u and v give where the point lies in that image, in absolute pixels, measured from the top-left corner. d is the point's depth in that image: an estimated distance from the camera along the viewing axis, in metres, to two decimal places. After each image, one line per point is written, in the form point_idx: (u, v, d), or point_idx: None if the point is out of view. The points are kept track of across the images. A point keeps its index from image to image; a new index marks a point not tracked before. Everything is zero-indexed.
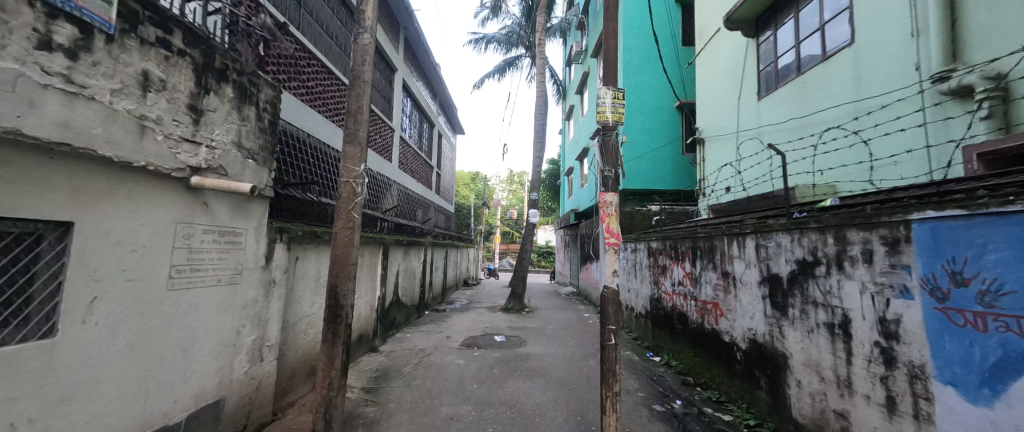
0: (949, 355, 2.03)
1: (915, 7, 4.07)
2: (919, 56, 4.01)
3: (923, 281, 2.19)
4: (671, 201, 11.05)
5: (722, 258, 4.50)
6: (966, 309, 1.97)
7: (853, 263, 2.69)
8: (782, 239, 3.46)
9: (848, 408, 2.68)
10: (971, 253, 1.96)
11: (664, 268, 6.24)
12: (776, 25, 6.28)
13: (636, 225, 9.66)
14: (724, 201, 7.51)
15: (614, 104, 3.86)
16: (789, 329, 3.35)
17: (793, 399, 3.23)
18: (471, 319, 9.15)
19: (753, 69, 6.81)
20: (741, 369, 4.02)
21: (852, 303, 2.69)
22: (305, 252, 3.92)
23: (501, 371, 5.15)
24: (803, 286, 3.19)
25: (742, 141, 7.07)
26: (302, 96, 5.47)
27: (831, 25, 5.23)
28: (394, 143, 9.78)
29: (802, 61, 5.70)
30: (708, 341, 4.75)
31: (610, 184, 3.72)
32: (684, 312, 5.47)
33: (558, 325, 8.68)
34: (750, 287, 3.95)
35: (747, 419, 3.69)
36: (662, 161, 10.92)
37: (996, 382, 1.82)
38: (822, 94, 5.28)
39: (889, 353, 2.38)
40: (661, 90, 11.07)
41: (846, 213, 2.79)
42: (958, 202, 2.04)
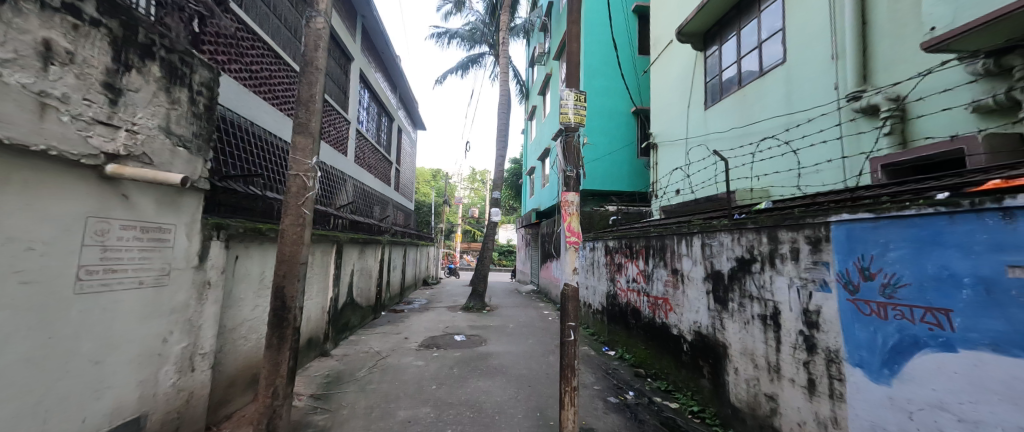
0: (858, 340, 2.30)
1: (835, 32, 4.57)
2: (838, 77, 4.52)
3: (838, 276, 2.47)
4: (627, 202, 11.54)
5: (672, 256, 4.78)
6: (871, 300, 2.25)
7: (783, 261, 2.96)
8: (724, 238, 3.74)
9: (776, 391, 2.96)
10: (876, 250, 2.24)
11: (620, 266, 6.50)
12: (722, 41, 6.74)
13: (594, 224, 9.98)
14: (674, 202, 7.98)
15: (576, 106, 3.95)
16: (728, 322, 3.63)
17: (731, 386, 3.51)
18: (429, 319, 8.95)
19: (701, 80, 7.29)
20: (687, 359, 4.31)
21: (781, 296, 2.97)
22: (246, 250, 3.61)
23: (462, 371, 5.09)
24: (741, 281, 3.47)
25: (691, 147, 7.56)
26: (245, 81, 5.04)
27: (767, 44, 5.74)
28: (350, 136, 9.33)
29: (743, 76, 6.19)
30: (658, 334, 5.03)
31: (572, 184, 3.81)
32: (637, 308, 5.75)
33: (518, 323, 8.75)
34: (696, 283, 4.23)
35: (692, 405, 3.97)
36: (619, 163, 11.37)
37: (893, 363, 2.09)
38: (759, 106, 5.78)
39: (812, 340, 2.66)
40: (619, 96, 11.54)
41: (778, 215, 3.08)
42: (867, 206, 2.31)
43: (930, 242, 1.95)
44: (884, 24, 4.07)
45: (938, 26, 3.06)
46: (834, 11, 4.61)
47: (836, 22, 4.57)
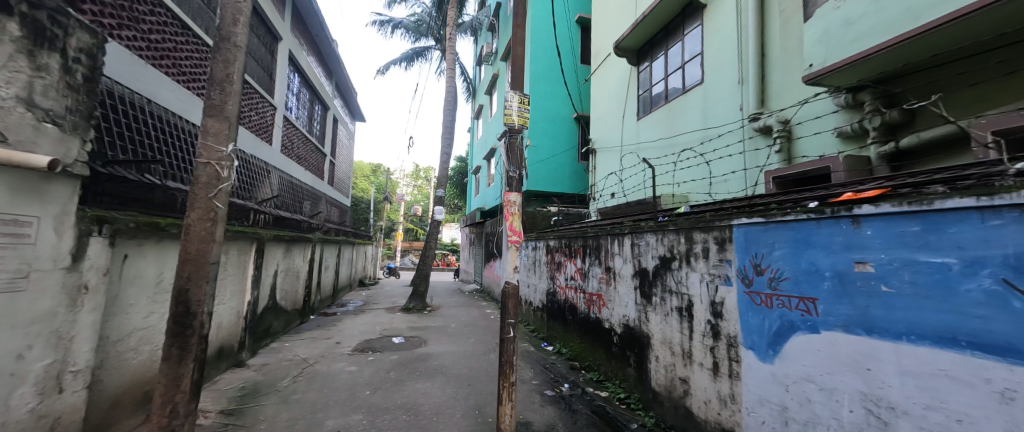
0: (751, 327, 2.68)
1: (742, 61, 5.24)
2: (743, 99, 5.19)
3: (738, 271, 2.86)
4: (567, 203, 12.04)
5: (606, 255, 5.11)
6: (761, 292, 2.63)
7: (696, 259, 3.33)
8: (650, 238, 4.09)
9: (688, 375, 3.32)
10: (765, 250, 2.62)
11: (560, 264, 6.78)
12: (652, 58, 7.34)
13: (536, 224, 10.27)
14: (609, 205, 8.52)
15: (520, 108, 4.05)
16: (652, 314, 3.98)
17: (652, 373, 3.87)
18: (365, 321, 8.51)
19: (634, 93, 7.89)
20: (616, 350, 4.64)
21: (694, 290, 3.33)
22: (138, 248, 3.11)
23: (399, 374, 4.92)
24: (663, 277, 3.82)
25: (625, 154, 8.13)
26: (141, 52, 4.35)
27: (689, 65, 6.39)
28: (275, 124, 8.47)
29: (669, 92, 6.83)
30: (592, 328, 5.35)
31: (514, 184, 3.88)
32: (574, 304, 6.05)
33: (460, 322, 8.67)
34: (626, 280, 4.56)
35: (619, 393, 4.31)
36: (561, 166, 11.81)
37: (776, 345, 2.48)
38: (681, 121, 6.43)
39: (717, 328, 3.03)
40: (562, 101, 12.00)
41: (693, 218, 3.45)
42: (759, 212, 2.70)
43: (803, 243, 2.35)
44: (778, 58, 4.79)
45: (815, 62, 3.64)
46: (741, 41, 5.28)
47: (742, 52, 5.26)
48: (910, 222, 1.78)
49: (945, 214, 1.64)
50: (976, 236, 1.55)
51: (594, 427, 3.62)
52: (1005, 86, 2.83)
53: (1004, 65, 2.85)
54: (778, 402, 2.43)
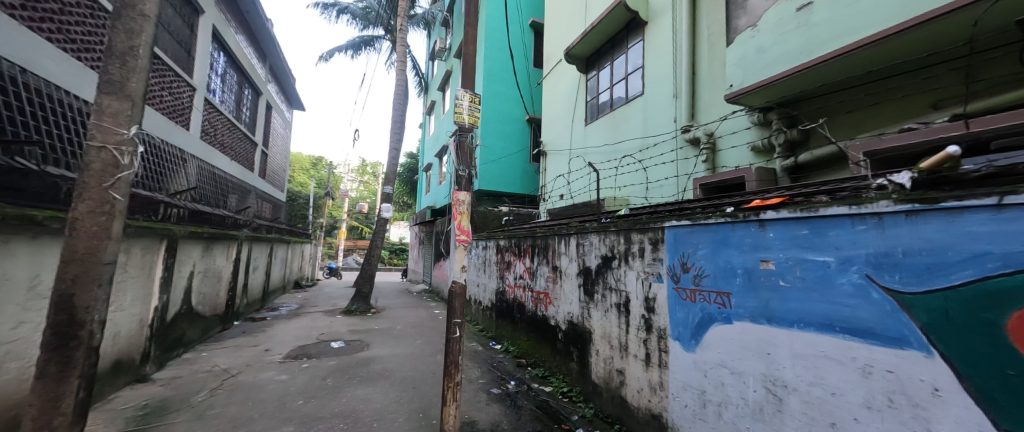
0: (678, 319, 2.93)
1: (676, 76, 5.70)
2: (677, 112, 5.65)
3: (668, 269, 3.10)
4: (517, 204, 12.21)
5: (553, 254, 5.26)
6: (686, 288, 2.88)
7: (633, 258, 3.56)
8: (593, 239, 4.29)
9: (624, 366, 3.55)
10: (690, 249, 2.88)
11: (509, 263, 6.84)
12: (600, 67, 7.71)
13: (487, 223, 10.26)
14: (558, 206, 8.81)
15: (471, 107, 4.03)
16: (593, 311, 4.18)
17: (593, 366, 4.07)
18: (301, 326, 7.89)
19: (582, 99, 8.22)
20: (561, 346, 4.82)
21: (631, 287, 3.56)
22: (3, 245, 2.59)
23: (337, 381, 4.63)
24: (604, 275, 4.03)
25: (573, 157, 8.45)
26: (16, 11, 3.64)
27: (631, 77, 6.81)
28: (194, 107, 7.53)
29: (614, 101, 7.22)
30: (539, 325, 5.49)
31: (464, 183, 3.83)
32: (522, 302, 6.15)
33: (406, 324, 8.39)
34: (571, 278, 4.74)
35: (562, 387, 4.48)
36: (512, 166, 11.94)
37: (697, 335, 2.74)
38: (623, 129, 6.83)
39: (650, 322, 3.27)
40: (514, 102, 12.13)
41: (631, 220, 3.68)
42: (687, 215, 2.95)
43: (720, 244, 2.61)
44: (707, 77, 5.29)
45: (735, 83, 4.09)
46: (676, 58, 5.74)
47: (677, 68, 5.72)
48: (801, 226, 2.07)
49: (828, 219, 1.92)
50: (848, 238, 1.85)
51: (538, 422, 3.73)
52: (872, 115, 3.47)
53: (869, 98, 3.49)
54: (698, 387, 2.69)
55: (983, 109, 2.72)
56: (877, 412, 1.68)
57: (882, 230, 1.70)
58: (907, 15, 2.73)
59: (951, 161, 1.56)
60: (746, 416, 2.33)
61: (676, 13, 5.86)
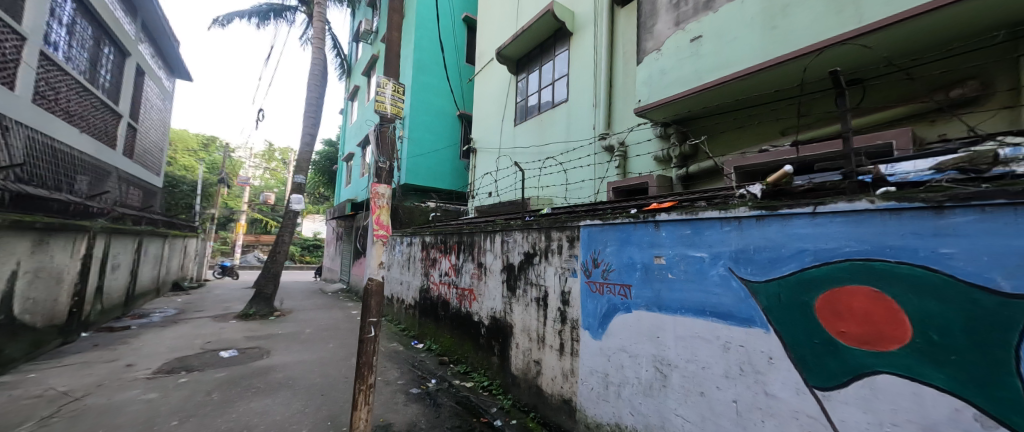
0: (588, 310, 3.18)
1: (597, 87, 6.15)
2: (596, 120, 6.10)
3: (581, 265, 3.32)
4: (445, 199, 11.99)
5: (478, 251, 5.23)
6: (596, 281, 3.13)
7: (552, 254, 3.72)
8: (516, 236, 4.37)
9: (541, 357, 3.75)
10: (600, 246, 3.12)
11: (434, 260, 6.66)
12: (529, 71, 7.94)
13: (413, 219, 9.87)
14: (485, 203, 8.87)
15: (394, 96, 3.82)
16: (515, 306, 4.29)
17: (513, 359, 4.21)
18: (180, 334, 6.70)
19: (512, 100, 8.37)
20: (483, 341, 4.89)
21: (550, 282, 3.73)
22: None
23: (225, 395, 4.03)
24: (525, 271, 4.13)
25: (501, 156, 8.58)
26: None
27: (558, 83, 7.15)
28: (21, 61, 5.83)
29: (541, 104, 7.50)
30: (462, 322, 5.48)
31: (385, 175, 3.59)
32: (446, 299, 6.05)
33: (317, 327, 7.66)
34: (494, 274, 4.80)
35: (483, 381, 4.57)
36: (441, 161, 11.65)
37: (603, 324, 3.02)
38: (549, 131, 7.14)
39: (565, 314, 3.48)
40: (444, 96, 11.83)
41: (552, 218, 3.85)
42: (599, 215, 3.19)
43: (624, 241, 2.89)
44: (622, 90, 5.80)
45: (643, 98, 4.56)
46: (597, 70, 6.19)
47: (597, 79, 6.16)
48: (685, 227, 2.41)
49: (705, 221, 2.26)
50: (718, 238, 2.20)
51: (456, 418, 3.74)
52: (741, 135, 4.20)
53: (741, 120, 4.18)
54: (602, 370, 2.98)
55: (813, 137, 3.49)
56: (732, 380, 2.06)
57: (741, 230, 2.07)
58: (768, 57, 3.36)
59: (787, 178, 1.96)
60: (638, 392, 2.65)
61: (598, 28, 6.32)
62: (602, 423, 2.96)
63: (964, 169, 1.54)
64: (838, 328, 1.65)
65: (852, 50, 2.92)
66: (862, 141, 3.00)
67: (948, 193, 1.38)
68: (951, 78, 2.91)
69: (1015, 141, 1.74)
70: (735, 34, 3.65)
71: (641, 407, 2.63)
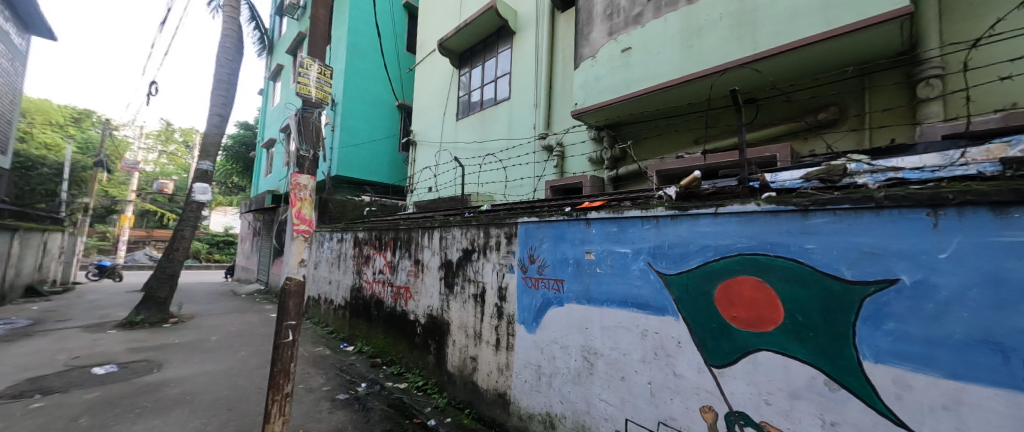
0: (524, 305, 3.26)
1: (538, 88, 6.30)
2: (536, 120, 6.26)
3: (518, 261, 3.38)
4: (381, 193, 11.39)
5: (415, 248, 5.04)
6: (532, 277, 3.22)
7: (491, 251, 3.72)
8: (455, 232, 4.28)
9: (477, 353, 3.76)
10: (537, 242, 3.20)
11: (367, 257, 6.28)
12: (472, 65, 7.85)
13: (345, 214, 8.97)
14: (425, 199, 8.62)
15: (319, 80, 3.53)
16: (452, 303, 4.23)
17: (449, 356, 4.17)
18: (34, 350, 5.46)
19: (454, 93, 8.21)
20: (419, 340, 4.75)
21: (487, 278, 3.74)
22: None
23: (98, 419, 3.39)
24: (464, 268, 4.08)
25: (442, 150, 8.38)
26: None
27: (500, 80, 7.17)
28: None
29: (484, 101, 7.47)
30: (397, 321, 5.26)
31: (308, 165, 3.30)
32: (380, 298, 5.76)
33: (226, 334, 6.78)
34: (432, 271, 4.66)
35: (418, 381, 4.45)
36: (377, 153, 11.03)
37: (537, 317, 3.12)
38: (491, 128, 7.14)
39: (501, 309, 3.53)
40: (381, 84, 11.17)
41: (491, 215, 3.84)
42: (536, 212, 3.26)
43: (558, 238, 3.00)
44: (562, 92, 6.01)
45: (579, 102, 4.78)
46: (539, 71, 6.34)
47: (538, 80, 6.31)
48: (612, 224, 2.58)
49: (630, 220, 2.45)
50: (640, 234, 2.40)
51: (388, 421, 3.59)
52: (662, 142, 4.60)
53: (663, 128, 4.58)
54: (535, 362, 3.09)
55: (719, 147, 3.96)
56: (648, 364, 2.27)
57: (658, 229, 2.28)
58: (685, 72, 3.74)
59: (696, 182, 2.20)
60: (568, 381, 2.80)
61: (539, 30, 6.47)
62: (534, 413, 3.07)
63: (825, 180, 1.86)
64: (731, 314, 1.91)
65: (748, 73, 3.40)
66: (755, 152, 3.49)
67: (812, 199, 1.66)
68: (817, 102, 3.50)
69: (859, 158, 2.16)
70: (659, 50, 3.99)
71: (570, 395, 2.78)
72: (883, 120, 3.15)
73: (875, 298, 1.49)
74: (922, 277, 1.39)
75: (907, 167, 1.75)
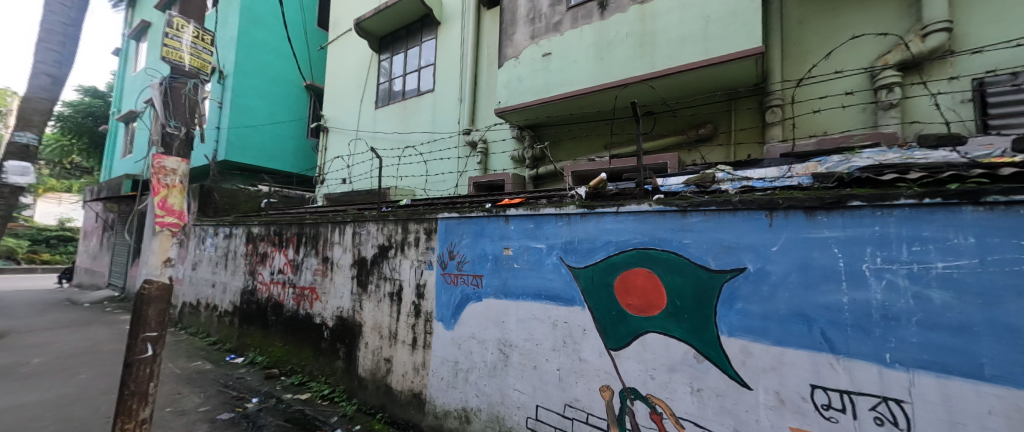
0: (442, 302, 3.21)
1: (463, 83, 6.22)
2: (460, 115, 6.18)
3: (438, 258, 3.31)
4: (282, 183, 10.10)
5: (324, 244, 4.58)
6: (451, 273, 3.18)
7: (409, 247, 3.57)
8: (371, 227, 4.00)
9: (392, 354, 3.59)
10: (457, 238, 3.16)
11: (264, 256, 5.52)
12: (393, 52, 7.41)
13: (239, 204, 7.79)
14: (337, 191, 7.91)
15: (194, 46, 2.99)
16: (366, 303, 3.95)
17: (360, 360, 3.90)
18: None
19: (373, 79, 7.65)
20: (326, 345, 4.35)
21: (405, 275, 3.59)
22: None
23: None
24: (379, 266, 3.85)
25: (358, 140, 7.76)
26: None
27: (424, 71, 6.90)
28: None
29: (406, 91, 7.12)
30: (300, 326, 4.73)
31: (178, 145, 2.75)
32: (279, 302, 5.11)
33: (58, 354, 5.33)
34: (343, 270, 4.29)
35: (323, 390, 4.08)
36: (278, 137, 9.74)
37: (456, 314, 3.10)
38: (413, 120, 6.85)
39: (419, 307, 3.42)
40: (285, 60, 9.85)
41: (410, 210, 3.66)
42: (458, 208, 3.21)
43: (478, 234, 3.02)
44: (486, 90, 6.03)
45: (502, 101, 4.84)
46: (464, 66, 6.26)
47: (464, 75, 6.24)
48: (529, 221, 2.69)
49: (545, 217, 2.58)
50: (553, 231, 2.55)
51: None
52: (577, 145, 4.92)
53: (578, 132, 4.89)
54: (452, 359, 3.07)
55: (624, 153, 4.40)
56: (557, 351, 2.43)
57: (570, 225, 2.45)
58: (598, 82, 4.05)
59: (602, 183, 2.42)
60: (483, 375, 2.84)
61: (465, 24, 6.37)
62: (449, 410, 3.05)
63: (702, 186, 2.19)
64: (627, 301, 2.14)
65: (648, 89, 3.84)
66: (651, 159, 3.96)
67: (690, 201, 1.94)
68: (699, 119, 4.10)
69: (727, 168, 2.59)
70: (576, 59, 4.26)
71: (485, 388, 2.83)
72: (744, 138, 3.84)
73: (730, 284, 1.81)
74: (761, 266, 1.73)
75: (756, 177, 2.17)
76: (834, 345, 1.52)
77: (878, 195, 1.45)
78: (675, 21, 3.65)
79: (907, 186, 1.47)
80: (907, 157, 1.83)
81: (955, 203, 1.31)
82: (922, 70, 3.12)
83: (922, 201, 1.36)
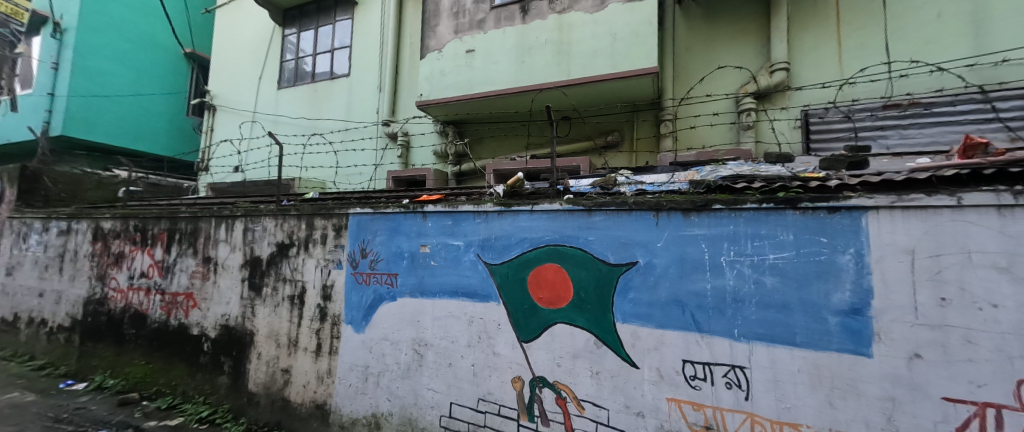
0: (352, 303, 2.99)
1: (382, 71, 5.85)
2: (379, 105, 5.80)
3: (348, 256, 3.06)
4: (150, 169, 8.31)
5: (205, 243, 3.89)
6: (362, 272, 2.97)
7: (314, 245, 3.24)
8: (268, 223, 3.52)
9: (291, 363, 3.22)
10: (371, 235, 2.96)
11: (119, 257, 4.47)
12: (300, 27, 6.62)
13: (83, 192, 5.98)
14: (225, 180, 6.80)
15: None
16: (259, 308, 3.48)
17: (252, 373, 3.42)
18: None
19: (275, 55, 6.74)
20: (206, 360, 3.71)
21: (308, 276, 3.24)
22: None
23: None
24: (277, 266, 3.42)
25: (254, 122, 6.78)
26: None
27: (337, 53, 6.30)
28: None
29: (315, 73, 6.42)
30: (170, 339, 3.96)
31: None
32: (141, 312, 4.20)
33: None
34: (231, 272, 3.70)
35: (201, 412, 3.48)
36: (145, 112, 7.98)
37: (367, 315, 2.91)
38: (323, 105, 6.21)
39: (325, 310, 3.13)
40: (155, 18, 8.06)
41: (317, 204, 3.33)
42: (371, 204, 3.01)
43: (393, 231, 2.87)
44: (408, 80, 5.75)
45: (424, 93, 4.67)
46: (384, 53, 5.88)
47: (383, 62, 5.86)
48: (447, 218, 2.65)
49: (465, 215, 2.57)
50: (472, 228, 2.55)
51: None
52: (500, 144, 4.99)
53: (501, 131, 4.97)
54: (362, 364, 2.88)
55: (541, 154, 4.60)
56: (472, 347, 2.45)
57: (487, 223, 2.48)
58: (519, 84, 4.17)
59: (519, 183, 2.51)
60: (396, 377, 2.73)
61: (386, 8, 5.98)
62: (357, 418, 2.86)
63: (605, 188, 2.40)
64: (538, 295, 2.25)
65: (565, 95, 4.08)
66: (566, 162, 4.22)
67: (595, 202, 2.11)
68: (606, 127, 4.50)
69: (629, 173, 2.89)
70: (499, 59, 4.32)
71: (397, 391, 2.72)
72: (643, 147, 4.32)
73: (625, 276, 2.02)
74: (648, 259, 1.97)
75: (648, 182, 2.46)
76: (700, 325, 1.81)
77: (732, 200, 1.76)
78: (589, 35, 3.93)
79: (753, 193, 1.81)
80: (756, 170, 2.26)
81: (782, 208, 1.66)
82: (768, 99, 3.87)
83: (761, 205, 1.70)
